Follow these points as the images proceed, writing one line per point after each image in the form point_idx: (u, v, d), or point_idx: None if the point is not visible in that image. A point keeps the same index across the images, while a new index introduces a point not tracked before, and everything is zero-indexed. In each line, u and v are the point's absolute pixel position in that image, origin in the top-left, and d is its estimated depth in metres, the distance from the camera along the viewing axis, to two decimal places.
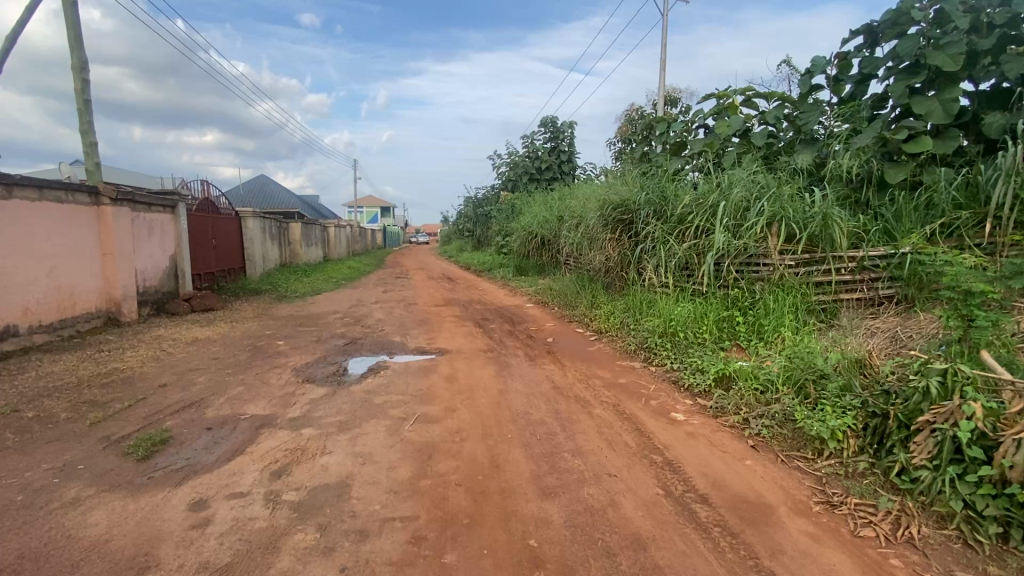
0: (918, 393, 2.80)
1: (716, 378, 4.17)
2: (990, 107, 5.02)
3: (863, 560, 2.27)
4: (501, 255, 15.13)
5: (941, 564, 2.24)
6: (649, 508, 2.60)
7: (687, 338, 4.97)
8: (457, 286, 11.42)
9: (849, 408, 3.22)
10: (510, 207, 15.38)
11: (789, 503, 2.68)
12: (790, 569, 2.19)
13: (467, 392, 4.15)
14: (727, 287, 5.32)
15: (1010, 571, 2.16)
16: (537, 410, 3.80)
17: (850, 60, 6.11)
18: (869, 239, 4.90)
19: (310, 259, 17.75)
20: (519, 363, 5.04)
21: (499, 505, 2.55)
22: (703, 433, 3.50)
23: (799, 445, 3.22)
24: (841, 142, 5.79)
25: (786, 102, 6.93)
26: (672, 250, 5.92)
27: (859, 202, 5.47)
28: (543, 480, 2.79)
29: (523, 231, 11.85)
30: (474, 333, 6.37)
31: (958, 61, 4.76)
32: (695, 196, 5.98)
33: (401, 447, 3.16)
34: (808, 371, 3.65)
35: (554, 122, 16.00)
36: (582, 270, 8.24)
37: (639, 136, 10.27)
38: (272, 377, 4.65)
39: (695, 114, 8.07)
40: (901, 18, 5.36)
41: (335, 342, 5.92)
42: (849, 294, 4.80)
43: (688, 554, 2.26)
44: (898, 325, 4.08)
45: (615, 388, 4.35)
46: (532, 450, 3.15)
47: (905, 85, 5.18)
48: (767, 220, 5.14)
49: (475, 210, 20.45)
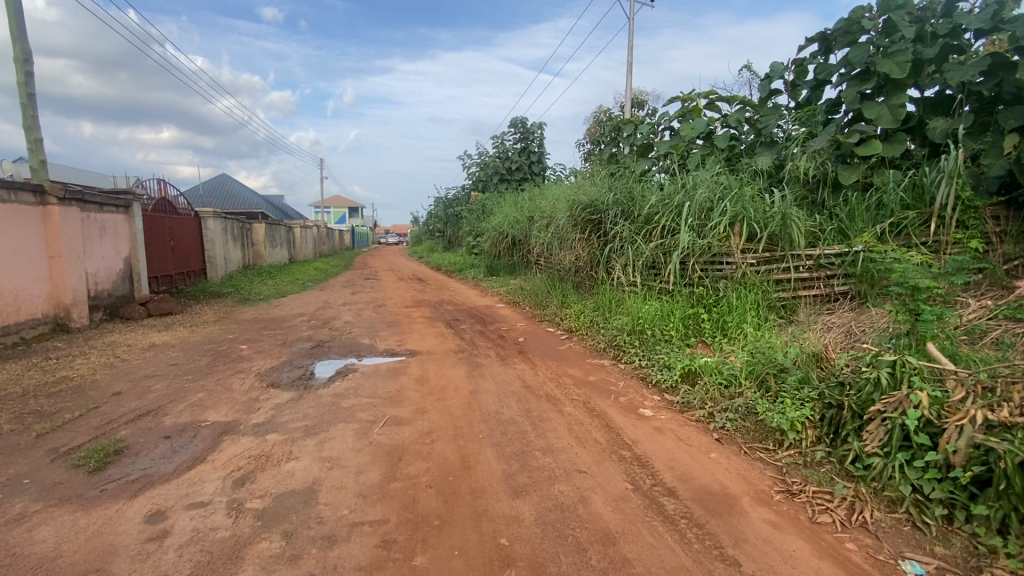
0: (870, 383, 2.93)
1: (682, 373, 4.27)
2: (934, 112, 5.30)
3: (820, 545, 2.36)
4: (472, 256, 15.06)
5: (892, 546, 2.36)
6: (618, 502, 2.64)
7: (655, 335, 5.07)
8: (427, 287, 11.33)
9: (807, 400, 3.34)
10: (480, 207, 15.35)
11: (752, 493, 2.77)
12: (752, 557, 2.26)
13: (437, 393, 4.12)
14: (692, 286, 5.45)
15: (954, 550, 2.29)
16: (508, 409, 3.80)
17: (806, 66, 6.36)
18: (825, 239, 5.11)
19: (275, 260, 17.32)
20: (490, 363, 5.03)
21: (469, 505, 2.55)
22: (670, 428, 3.57)
23: (760, 437, 3.34)
24: (799, 145, 6.01)
25: (748, 106, 7.16)
26: (640, 249, 6.06)
27: (816, 202, 5.71)
28: (515, 479, 2.80)
29: (493, 231, 11.85)
30: (445, 334, 6.32)
31: (904, 69, 5.02)
32: (661, 197, 6.13)
33: (369, 450, 3.11)
34: (769, 365, 3.78)
35: (524, 122, 16.06)
36: (552, 269, 8.30)
37: (606, 137, 10.43)
38: (235, 382, 4.50)
39: (662, 116, 8.28)
40: (852, 28, 5.64)
41: (302, 346, 5.78)
42: (807, 291, 4.97)
43: (655, 546, 2.30)
44: (852, 321, 4.26)
45: (586, 386, 4.39)
46: (503, 450, 3.15)
47: (856, 91, 5.45)
48: (729, 220, 5.31)
49: (445, 210, 20.35)
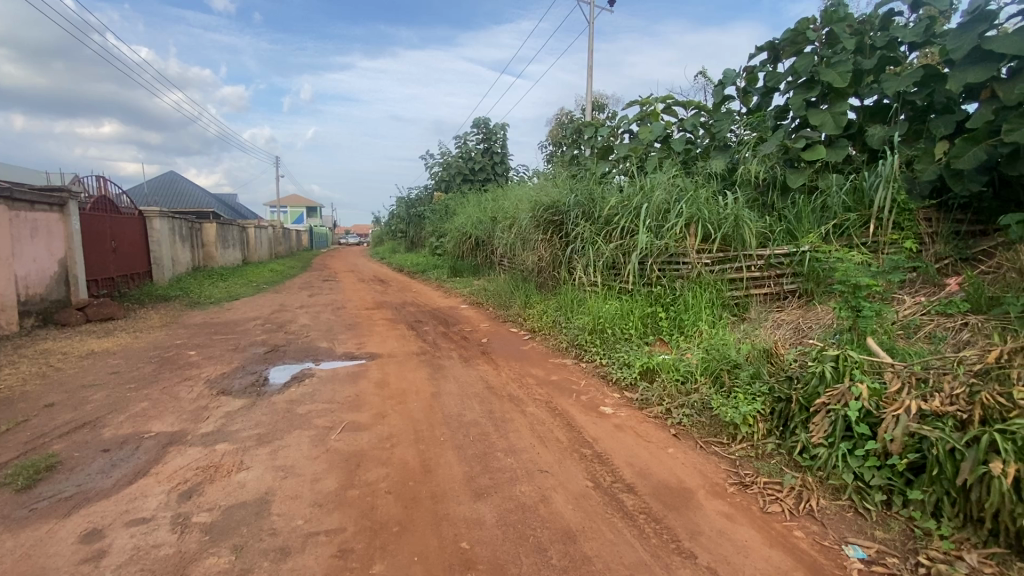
0: (816, 377, 3.07)
1: (641, 371, 4.36)
2: (873, 120, 5.61)
3: (770, 534, 2.46)
4: (435, 257, 14.91)
5: (836, 532, 2.48)
6: (579, 500, 2.66)
7: (615, 334, 5.18)
8: (389, 289, 11.15)
9: (758, 394, 3.47)
10: (443, 207, 15.23)
11: (707, 486, 2.85)
12: (707, 549, 2.33)
13: (398, 396, 4.05)
14: (651, 285, 5.58)
15: (893, 534, 2.43)
16: (470, 411, 3.78)
17: (756, 73, 6.63)
18: (774, 239, 5.33)
19: (227, 262, 16.61)
20: (453, 364, 4.99)
21: (430, 509, 2.51)
22: (629, 425, 3.64)
23: (715, 431, 3.44)
24: (750, 149, 6.26)
25: (703, 111, 7.39)
26: (600, 250, 6.16)
27: (766, 204, 5.95)
28: (476, 481, 2.78)
29: (456, 231, 11.78)
30: (407, 336, 6.22)
31: (845, 78, 5.31)
32: (620, 198, 6.26)
33: (326, 458, 3.02)
34: (723, 362, 3.90)
35: (486, 122, 16.06)
36: (516, 270, 8.32)
37: (568, 139, 10.55)
38: (182, 390, 4.28)
39: (621, 119, 8.44)
40: (797, 39, 5.92)
41: (255, 351, 5.56)
42: (758, 289, 5.16)
43: (615, 543, 2.34)
44: (800, 318, 4.46)
45: (548, 385, 4.41)
46: (465, 452, 3.12)
47: (802, 99, 5.72)
48: (686, 221, 5.46)
49: (407, 210, 20.10)
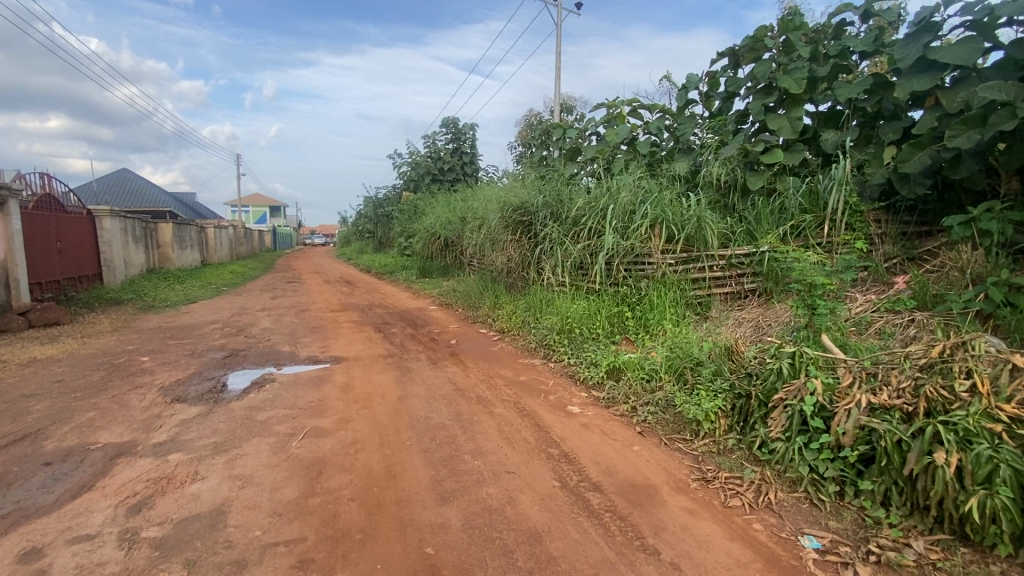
0: (774, 373, 3.16)
1: (607, 370, 4.41)
2: (827, 125, 5.84)
3: (731, 527, 2.52)
4: (403, 257, 14.72)
5: (793, 523, 2.56)
6: (545, 500, 2.67)
7: (583, 334, 5.24)
8: (355, 290, 10.94)
9: (720, 391, 3.55)
10: (412, 207, 15.04)
11: (671, 483, 2.91)
12: (670, 545, 2.37)
13: (363, 401, 3.96)
14: (617, 285, 5.67)
15: (845, 523, 2.53)
16: (437, 413, 3.73)
17: (717, 78, 6.81)
18: (735, 239, 5.48)
19: (185, 263, 15.97)
20: (421, 366, 4.93)
21: (394, 515, 2.47)
22: (596, 424, 3.68)
23: (678, 428, 3.52)
24: (712, 152, 6.44)
25: (667, 114, 7.55)
26: (568, 251, 6.21)
27: (727, 206, 6.12)
28: (442, 485, 2.75)
29: (425, 232, 11.66)
30: (374, 338, 6.11)
31: (801, 85, 5.52)
32: (587, 200, 6.33)
33: (286, 465, 2.93)
34: (686, 359, 3.99)
35: (455, 122, 15.95)
36: (485, 270, 8.30)
37: (537, 140, 10.60)
38: (133, 399, 4.08)
39: (589, 121, 8.53)
40: (756, 45, 6.12)
41: (213, 356, 5.36)
42: (720, 289, 5.29)
43: (581, 542, 2.35)
44: (760, 316, 4.62)
45: (516, 386, 4.41)
46: (431, 455, 3.08)
47: (761, 104, 5.92)
48: (651, 222, 5.56)
49: (375, 210, 19.78)
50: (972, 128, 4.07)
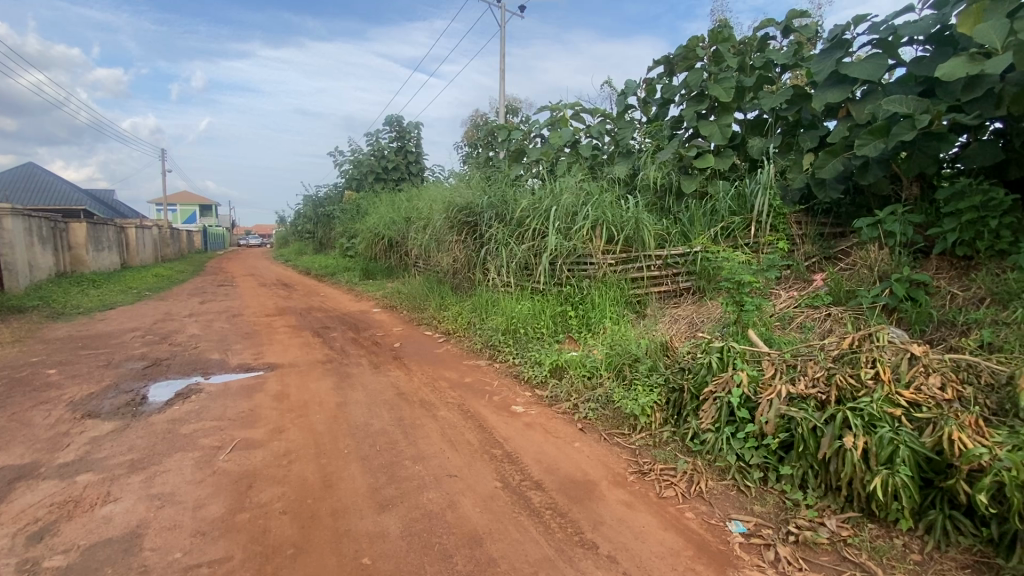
0: (704, 367, 3.33)
1: (551, 369, 4.49)
2: (753, 133, 6.20)
3: (665, 517, 2.63)
4: (345, 258, 14.27)
5: (721, 510, 2.70)
6: (486, 502, 2.66)
7: (527, 334, 5.31)
8: (293, 293, 10.47)
9: (656, 386, 3.69)
10: (354, 207, 14.60)
11: (610, 477, 2.99)
12: (608, 538, 2.43)
13: (299, 409, 3.80)
14: (561, 285, 5.76)
15: (769, 507, 2.69)
16: (378, 419, 3.64)
17: (654, 85, 7.08)
18: (671, 240, 5.71)
19: (101, 266, 14.70)
20: (362, 371, 4.79)
21: (330, 527, 2.39)
22: (539, 422, 3.72)
23: (617, 423, 3.63)
24: (649, 156, 6.69)
25: (608, 119, 7.76)
26: (512, 252, 6.25)
27: (663, 208, 6.37)
28: (381, 492, 2.68)
29: (368, 232, 11.36)
30: (312, 343, 5.88)
31: (729, 94, 5.85)
32: (531, 201, 6.41)
33: (213, 481, 2.76)
34: (625, 356, 4.11)
35: (400, 121, 15.66)
36: (430, 271, 8.18)
37: (482, 141, 10.59)
38: (36, 416, 3.70)
39: (533, 123, 8.63)
40: (689, 55, 6.41)
41: (132, 366, 4.96)
42: (657, 288, 5.49)
43: (521, 541, 2.37)
44: (694, 313, 4.86)
45: (461, 388, 4.38)
46: (370, 463, 3.00)
47: (694, 111, 6.22)
48: (592, 224, 5.69)
49: (315, 210, 19.05)
50: (878, 137, 4.45)
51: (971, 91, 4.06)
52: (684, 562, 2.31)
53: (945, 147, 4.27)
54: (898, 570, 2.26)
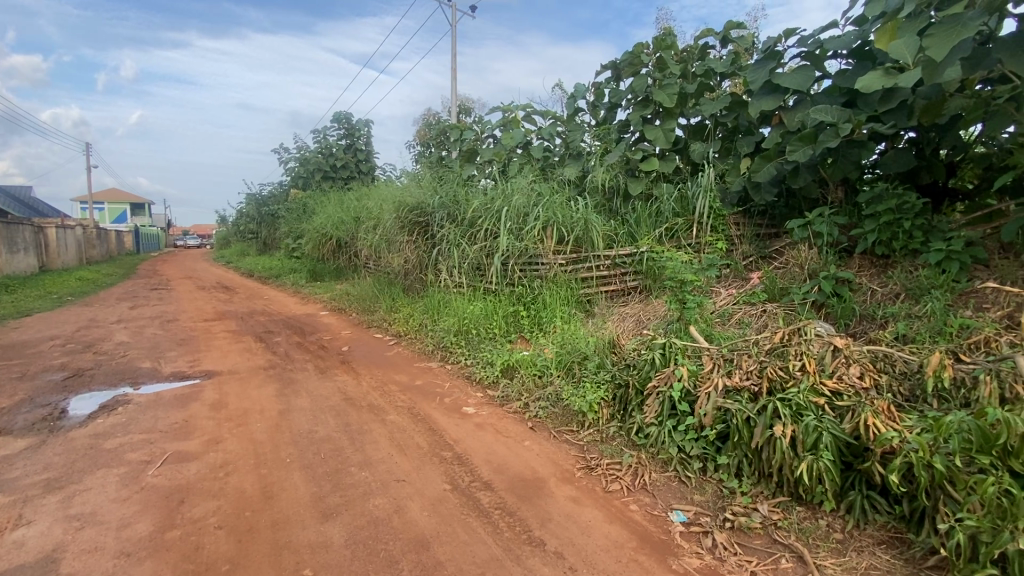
0: (648, 363, 3.44)
1: (502, 369, 4.50)
2: (695, 137, 6.46)
3: (611, 511, 2.70)
4: (291, 260, 13.75)
5: (664, 501, 2.80)
6: (435, 505, 2.64)
7: (479, 334, 5.31)
8: (235, 297, 9.98)
9: (603, 382, 3.78)
10: (301, 206, 14.11)
11: (558, 474, 3.04)
12: (555, 535, 2.47)
13: (238, 418, 3.63)
14: (513, 285, 5.80)
15: (707, 496, 2.82)
16: (323, 425, 3.54)
17: (602, 89, 7.25)
18: (619, 240, 5.86)
19: (16, 269, 13.49)
20: (307, 377, 4.63)
21: (269, 539, 2.30)
22: (490, 423, 3.73)
23: (566, 420, 3.69)
24: (598, 158, 6.85)
25: (558, 121, 7.87)
26: (464, 252, 6.23)
27: (612, 209, 6.54)
28: (325, 501, 2.61)
29: (315, 232, 10.99)
30: (253, 349, 5.63)
31: (673, 99, 6.16)
32: (483, 201, 6.42)
33: (140, 497, 2.60)
34: (574, 355, 4.19)
35: (349, 118, 15.26)
36: (380, 272, 8.02)
37: (434, 140, 10.49)
38: None
39: (485, 124, 8.64)
40: (635, 61, 6.60)
41: (50, 378, 4.58)
42: (606, 287, 5.62)
43: (469, 543, 2.37)
44: (640, 312, 5.02)
45: (411, 391, 4.32)
46: (314, 471, 2.91)
47: (639, 115, 6.42)
48: (542, 225, 5.76)
49: (259, 209, 18.27)
50: (806, 144, 4.75)
51: (887, 103, 4.40)
52: (628, 553, 2.37)
53: (865, 154, 4.61)
54: (822, 549, 2.43)
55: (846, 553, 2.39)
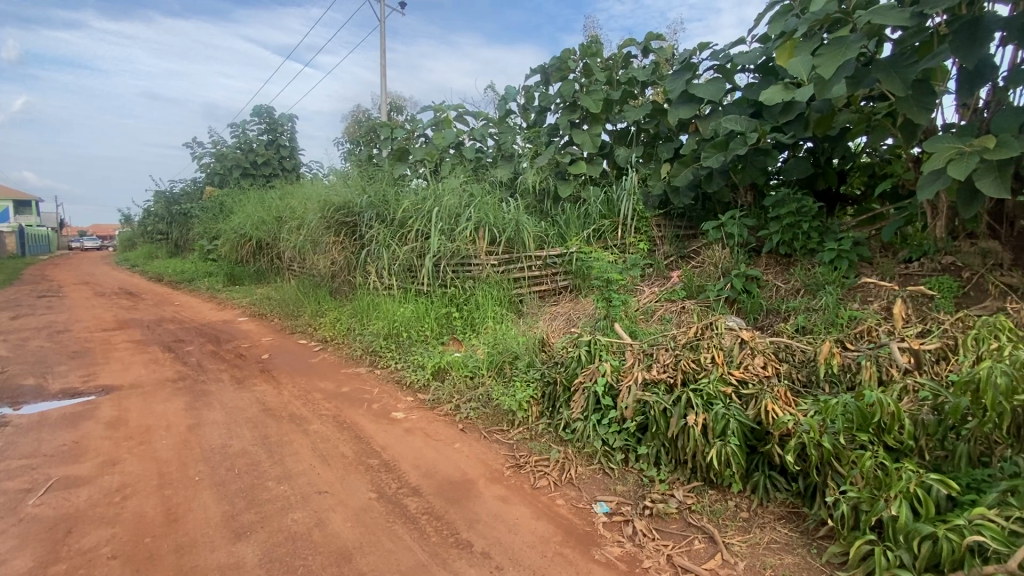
0: (574, 360, 3.54)
1: (433, 371, 4.45)
2: (620, 141, 6.73)
3: (538, 507, 2.75)
4: (206, 262, 12.80)
5: (589, 493, 2.90)
6: (359, 515, 2.57)
7: (411, 337, 5.23)
8: (140, 304, 9.14)
9: (533, 381, 3.84)
10: (217, 205, 13.18)
11: (487, 474, 3.05)
12: (482, 535, 2.48)
13: (140, 436, 3.34)
14: (445, 286, 5.75)
15: (629, 486, 2.95)
16: (239, 439, 3.33)
17: (531, 93, 7.37)
18: (549, 241, 5.98)
19: None
20: (222, 388, 4.34)
21: (172, 566, 2.14)
22: (419, 427, 3.67)
23: (497, 420, 3.72)
24: (528, 160, 6.96)
25: (490, 122, 7.91)
26: (394, 253, 6.09)
27: (542, 210, 6.67)
28: (238, 519, 2.46)
29: (233, 232, 10.32)
30: (160, 360, 5.18)
31: (598, 105, 6.36)
32: (413, 202, 6.32)
33: (17, 531, 2.32)
34: (506, 354, 4.23)
35: (270, 112, 14.46)
36: (305, 275, 7.66)
37: (362, 138, 10.17)
38: None
39: (416, 123, 8.51)
40: (563, 66, 6.77)
41: None
42: (538, 287, 5.71)
43: (394, 551, 2.33)
44: (571, 310, 5.17)
45: (337, 398, 4.16)
46: (227, 488, 2.74)
47: (567, 119, 6.60)
48: (474, 226, 5.76)
49: (169, 208, 16.88)
50: (718, 151, 5.10)
51: (787, 114, 4.81)
52: (553, 548, 2.43)
53: (769, 162, 5.00)
54: (730, 528, 2.62)
55: (750, 530, 2.60)
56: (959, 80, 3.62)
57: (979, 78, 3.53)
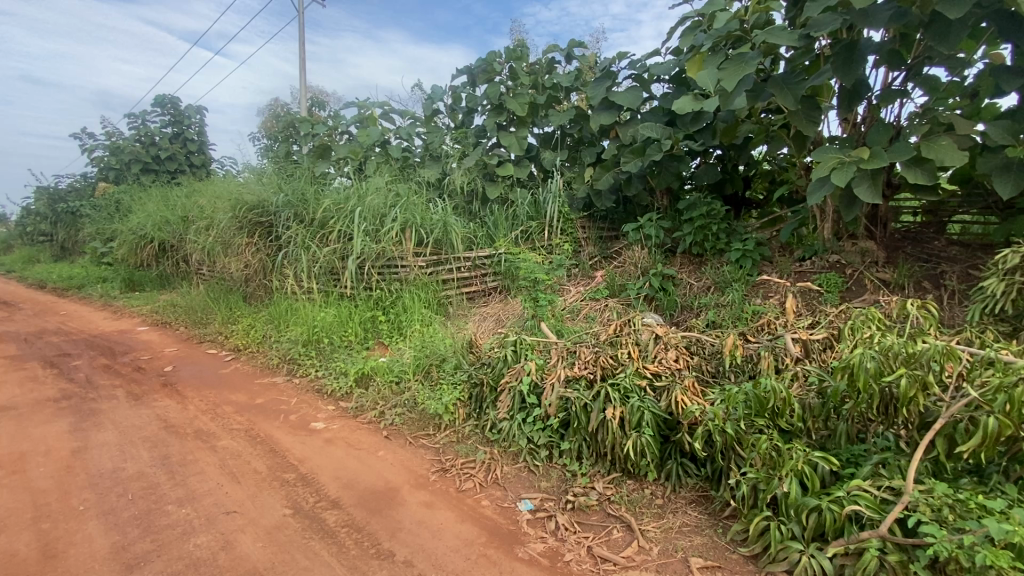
0: (500, 361, 3.56)
1: (356, 378, 4.30)
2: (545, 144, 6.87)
3: (462, 510, 2.75)
4: (99, 266, 11.53)
5: (514, 492, 2.94)
6: (271, 534, 2.43)
7: (333, 343, 5.02)
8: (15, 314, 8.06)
9: (459, 382, 3.82)
10: (112, 203, 11.93)
11: (411, 480, 3.00)
12: (405, 543, 2.44)
13: (12, 465, 2.95)
14: (370, 289, 5.59)
15: (552, 482, 3.02)
16: (134, 461, 3.04)
17: (458, 93, 7.34)
18: (477, 243, 5.99)
19: None
20: (115, 406, 3.93)
21: None
22: (341, 437, 3.54)
23: (423, 425, 3.65)
24: (455, 161, 6.92)
25: (417, 121, 7.77)
26: (314, 255, 5.81)
27: (470, 211, 6.67)
28: (131, 550, 2.25)
29: (132, 233, 9.39)
30: (40, 377, 4.61)
31: (524, 108, 6.46)
32: (335, 202, 6.08)
33: None
34: (433, 357, 4.18)
35: (175, 102, 13.32)
36: (216, 279, 7.12)
37: (280, 133, 9.64)
38: None
39: (339, 120, 8.19)
40: (489, 68, 6.81)
41: None
42: (467, 288, 5.70)
43: (309, 569, 2.23)
44: (499, 311, 5.21)
45: (250, 411, 3.91)
46: (118, 516, 2.49)
47: (493, 121, 6.65)
48: (400, 226, 5.63)
49: (54, 206, 15.06)
50: (635, 156, 5.34)
51: (697, 123, 5.13)
52: (477, 550, 2.44)
53: (682, 167, 5.31)
54: (645, 515, 2.76)
55: (664, 516, 2.75)
56: (840, 97, 4.04)
57: (856, 97, 3.97)
